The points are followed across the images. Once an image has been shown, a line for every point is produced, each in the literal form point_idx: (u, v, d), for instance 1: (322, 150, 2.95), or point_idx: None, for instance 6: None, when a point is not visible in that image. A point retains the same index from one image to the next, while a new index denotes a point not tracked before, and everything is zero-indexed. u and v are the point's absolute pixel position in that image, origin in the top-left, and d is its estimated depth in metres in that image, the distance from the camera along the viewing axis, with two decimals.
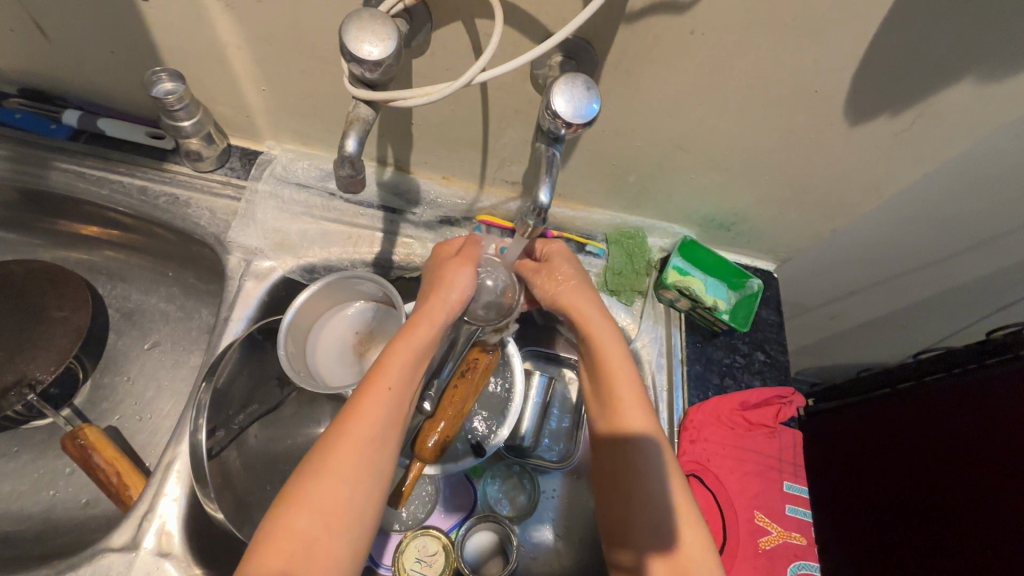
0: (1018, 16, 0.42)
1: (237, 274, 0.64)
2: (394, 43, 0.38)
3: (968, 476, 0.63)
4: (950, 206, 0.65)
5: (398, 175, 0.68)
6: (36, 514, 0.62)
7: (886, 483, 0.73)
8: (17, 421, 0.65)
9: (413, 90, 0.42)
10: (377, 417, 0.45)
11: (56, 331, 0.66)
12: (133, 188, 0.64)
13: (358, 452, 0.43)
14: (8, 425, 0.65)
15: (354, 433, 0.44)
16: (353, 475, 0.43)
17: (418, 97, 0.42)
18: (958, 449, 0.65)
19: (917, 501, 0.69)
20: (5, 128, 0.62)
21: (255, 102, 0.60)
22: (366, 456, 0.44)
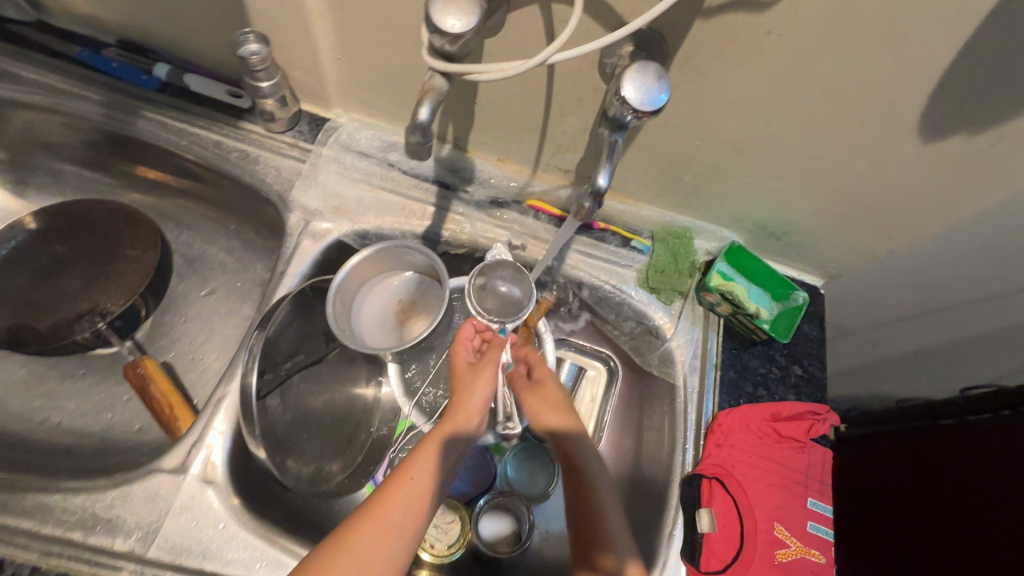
0: None
1: (296, 232, 0.66)
2: (476, 19, 0.39)
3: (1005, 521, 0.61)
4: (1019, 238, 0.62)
5: (455, 153, 0.70)
6: (95, 433, 0.67)
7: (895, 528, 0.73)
8: (85, 349, 0.69)
9: (489, 65, 0.42)
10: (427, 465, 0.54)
11: (128, 268, 0.71)
12: (209, 142, 0.67)
13: (398, 510, 0.51)
14: (74, 352, 0.69)
15: (404, 483, 0.53)
16: (405, 515, 0.51)
17: (492, 72, 0.42)
18: (980, 499, 0.64)
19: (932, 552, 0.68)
20: (100, 75, 0.65)
21: (331, 71, 0.63)
22: (384, 531, 0.49)
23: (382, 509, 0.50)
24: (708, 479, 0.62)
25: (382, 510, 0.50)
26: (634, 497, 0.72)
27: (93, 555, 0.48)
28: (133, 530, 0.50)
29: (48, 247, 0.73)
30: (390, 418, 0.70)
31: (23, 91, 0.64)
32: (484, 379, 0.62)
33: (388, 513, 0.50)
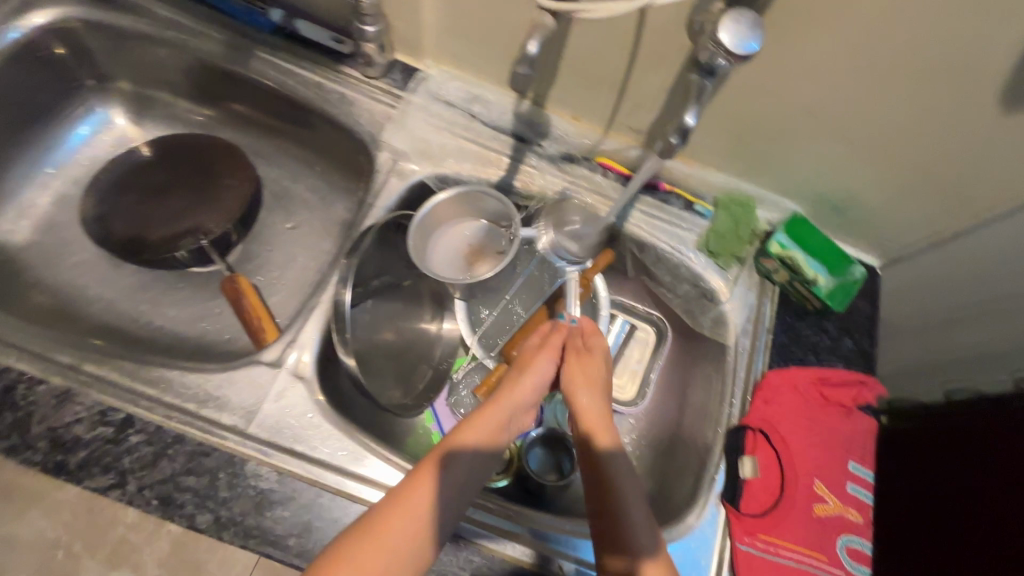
0: None
1: (384, 170, 0.72)
2: None
3: None
4: None
5: (533, 109, 0.74)
6: (191, 338, 0.74)
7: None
8: (186, 265, 0.77)
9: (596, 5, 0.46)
10: (418, 498, 0.49)
11: (227, 193, 0.79)
12: (311, 82, 0.73)
13: (420, 501, 0.49)
14: (177, 268, 0.77)
15: (391, 519, 0.47)
16: (391, 554, 0.46)
17: (600, 12, 0.46)
18: (1002, 504, 0.55)
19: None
20: (223, 17, 0.73)
21: (429, 21, 0.68)
22: (404, 516, 0.47)
23: (405, 498, 0.48)
24: (752, 431, 0.65)
25: (405, 499, 0.48)
26: (677, 451, 0.74)
27: (202, 424, 0.54)
28: (237, 408, 0.56)
29: (158, 171, 0.81)
30: (450, 354, 0.75)
31: (156, 26, 0.72)
32: (524, 386, 0.61)
33: (413, 502, 0.48)
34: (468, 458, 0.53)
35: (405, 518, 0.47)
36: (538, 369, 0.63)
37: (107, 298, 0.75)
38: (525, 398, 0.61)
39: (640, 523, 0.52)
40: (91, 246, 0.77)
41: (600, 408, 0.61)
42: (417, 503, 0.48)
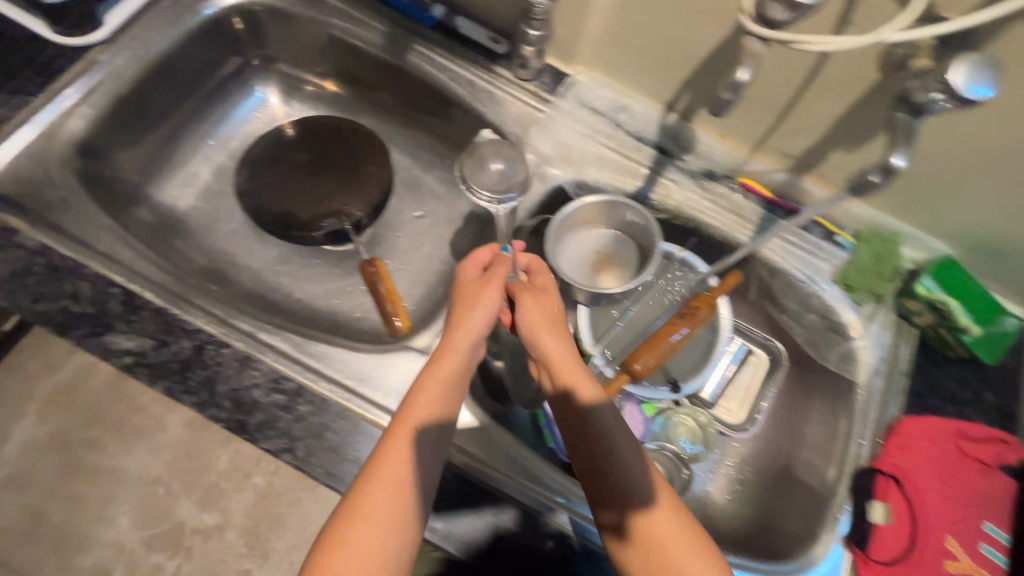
0: None
1: (527, 172, 0.74)
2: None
3: None
4: None
5: (679, 123, 0.74)
6: (325, 314, 0.79)
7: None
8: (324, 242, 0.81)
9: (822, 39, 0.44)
10: (392, 474, 0.47)
11: (370, 179, 0.83)
12: (464, 79, 0.75)
13: (393, 473, 0.47)
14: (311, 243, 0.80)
15: (369, 493, 0.46)
16: (387, 525, 0.46)
17: (827, 45, 0.44)
18: None
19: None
20: (388, 9, 0.75)
21: (592, 29, 0.68)
22: (395, 496, 0.47)
23: (385, 474, 0.47)
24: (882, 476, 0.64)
25: (386, 475, 0.47)
26: (790, 485, 0.73)
27: (361, 399, 0.58)
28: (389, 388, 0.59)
29: (304, 152, 0.85)
30: None
31: (326, 14, 0.75)
32: (472, 329, 0.56)
33: (395, 470, 0.48)
34: (424, 421, 0.50)
35: (383, 490, 0.46)
36: (473, 309, 0.56)
37: (254, 267, 0.80)
38: (464, 347, 0.55)
39: (643, 485, 0.49)
40: (242, 217, 0.82)
41: (568, 354, 0.56)
42: (400, 478, 0.48)
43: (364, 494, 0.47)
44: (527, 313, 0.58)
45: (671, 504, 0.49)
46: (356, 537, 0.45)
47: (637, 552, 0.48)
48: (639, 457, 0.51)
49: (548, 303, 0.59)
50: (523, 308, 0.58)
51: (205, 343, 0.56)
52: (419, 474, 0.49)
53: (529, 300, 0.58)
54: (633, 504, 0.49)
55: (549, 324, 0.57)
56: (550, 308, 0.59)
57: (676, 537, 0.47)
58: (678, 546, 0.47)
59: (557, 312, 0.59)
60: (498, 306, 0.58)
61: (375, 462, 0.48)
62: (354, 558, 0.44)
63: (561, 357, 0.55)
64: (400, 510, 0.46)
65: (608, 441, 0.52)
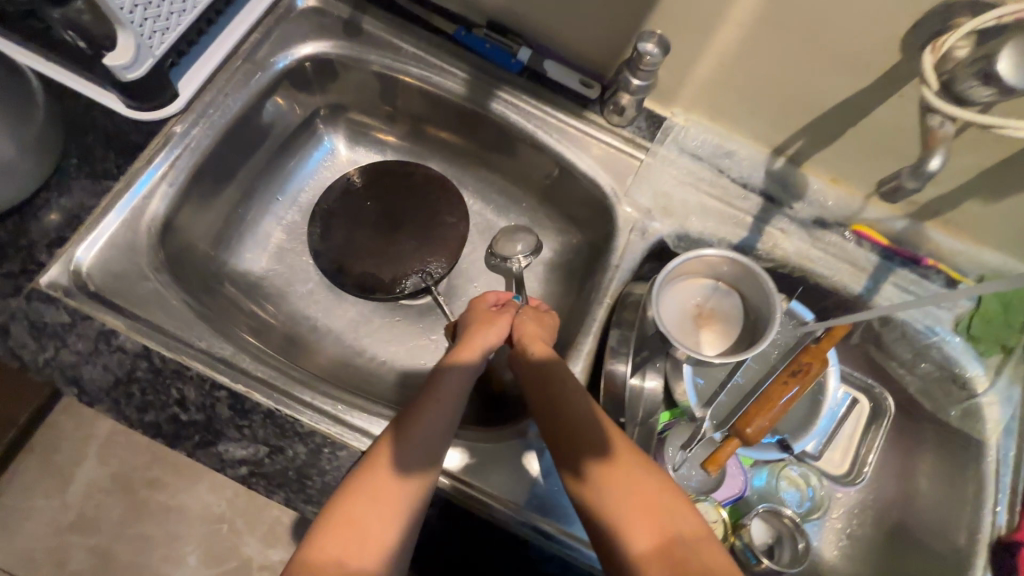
0: None
1: (626, 228, 0.69)
2: None
3: None
4: None
5: (788, 167, 0.69)
6: (412, 377, 0.75)
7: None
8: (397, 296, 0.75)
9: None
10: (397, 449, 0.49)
11: (449, 232, 0.79)
12: (553, 127, 0.70)
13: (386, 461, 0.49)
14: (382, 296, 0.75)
15: (373, 466, 0.48)
16: (381, 512, 0.46)
17: None
18: None
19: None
20: (469, 54, 0.70)
21: (701, 75, 0.63)
22: (386, 480, 0.47)
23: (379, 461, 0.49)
24: None
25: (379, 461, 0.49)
26: (912, 544, 0.69)
27: (490, 497, 0.57)
28: (513, 482, 0.58)
29: (376, 203, 0.80)
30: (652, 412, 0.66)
31: (402, 62, 0.70)
32: (478, 335, 0.60)
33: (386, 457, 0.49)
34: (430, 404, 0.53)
35: (381, 479, 0.47)
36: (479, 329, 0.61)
37: (336, 329, 0.77)
38: (472, 355, 0.58)
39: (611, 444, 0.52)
40: (318, 275, 0.78)
41: (542, 342, 0.61)
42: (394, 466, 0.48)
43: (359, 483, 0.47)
44: (524, 326, 0.62)
45: (624, 448, 0.51)
46: (361, 502, 0.46)
47: (592, 491, 0.50)
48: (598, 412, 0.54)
49: (544, 318, 0.65)
50: (537, 329, 0.62)
51: (322, 446, 0.53)
52: (425, 464, 0.49)
53: (528, 316, 0.64)
54: (599, 451, 0.51)
55: (541, 333, 0.62)
56: (544, 321, 0.64)
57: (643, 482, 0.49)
58: (683, 522, 0.47)
59: (546, 326, 0.64)
60: (503, 331, 0.61)
61: (386, 444, 0.50)
62: (363, 519, 0.45)
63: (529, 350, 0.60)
64: (399, 497, 0.47)
65: (555, 405, 0.54)
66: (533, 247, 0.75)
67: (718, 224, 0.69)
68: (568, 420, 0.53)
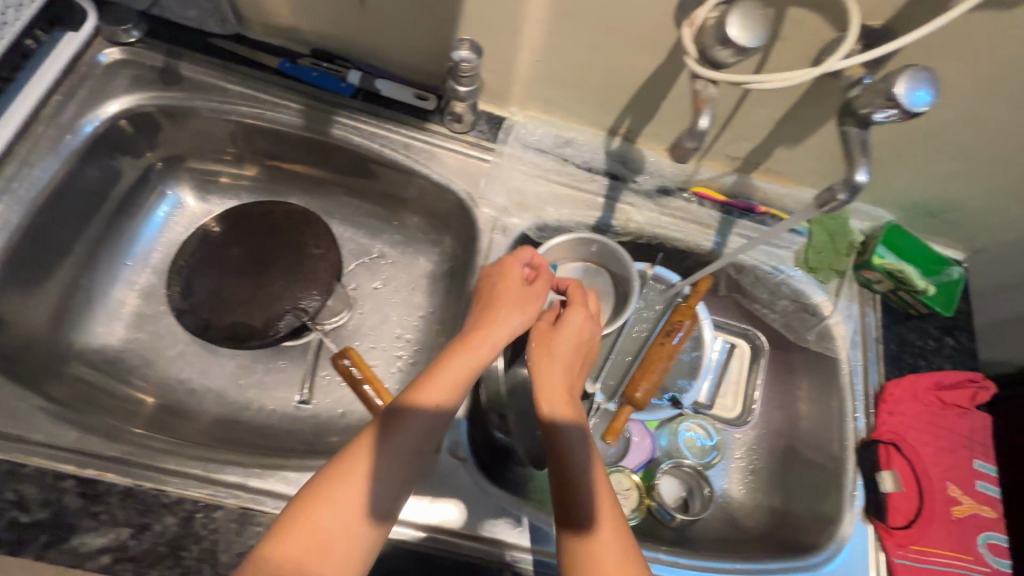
0: None
1: (487, 228, 0.70)
2: (754, 36, 0.42)
3: None
4: None
5: (625, 146, 0.73)
6: (307, 419, 0.73)
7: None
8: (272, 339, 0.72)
9: (770, 76, 0.45)
10: (382, 439, 0.45)
11: (317, 264, 0.76)
12: (399, 144, 0.71)
13: (345, 494, 0.42)
14: (254, 343, 0.71)
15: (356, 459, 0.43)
16: (322, 554, 0.40)
17: (773, 81, 0.45)
18: None
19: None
20: (299, 85, 0.69)
21: (523, 72, 0.66)
22: (342, 516, 0.41)
23: (337, 492, 0.42)
24: (884, 444, 0.67)
25: (337, 492, 0.42)
26: (800, 464, 0.76)
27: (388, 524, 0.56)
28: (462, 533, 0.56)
29: (240, 249, 0.77)
30: None
31: (230, 103, 0.68)
32: (487, 335, 0.52)
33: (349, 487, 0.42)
34: (427, 407, 0.47)
35: (335, 512, 0.41)
36: (549, 324, 0.58)
37: (214, 387, 0.73)
38: (479, 360, 0.51)
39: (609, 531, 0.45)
40: (186, 335, 0.74)
41: (559, 376, 0.54)
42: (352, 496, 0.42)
43: (308, 515, 0.40)
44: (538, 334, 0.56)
45: (621, 533, 0.45)
46: (328, 502, 0.41)
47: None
48: (598, 485, 0.47)
49: (586, 330, 0.57)
50: (557, 350, 0.55)
51: (194, 512, 0.50)
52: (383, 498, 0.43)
53: (547, 327, 0.57)
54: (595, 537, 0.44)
55: (561, 358, 0.55)
56: (578, 339, 0.57)
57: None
58: None
59: (569, 344, 0.56)
60: (513, 326, 0.54)
61: (357, 467, 0.43)
62: (326, 522, 0.40)
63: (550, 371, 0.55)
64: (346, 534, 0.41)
65: (565, 473, 0.48)
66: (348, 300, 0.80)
67: (572, 208, 0.73)
68: (571, 491, 0.47)
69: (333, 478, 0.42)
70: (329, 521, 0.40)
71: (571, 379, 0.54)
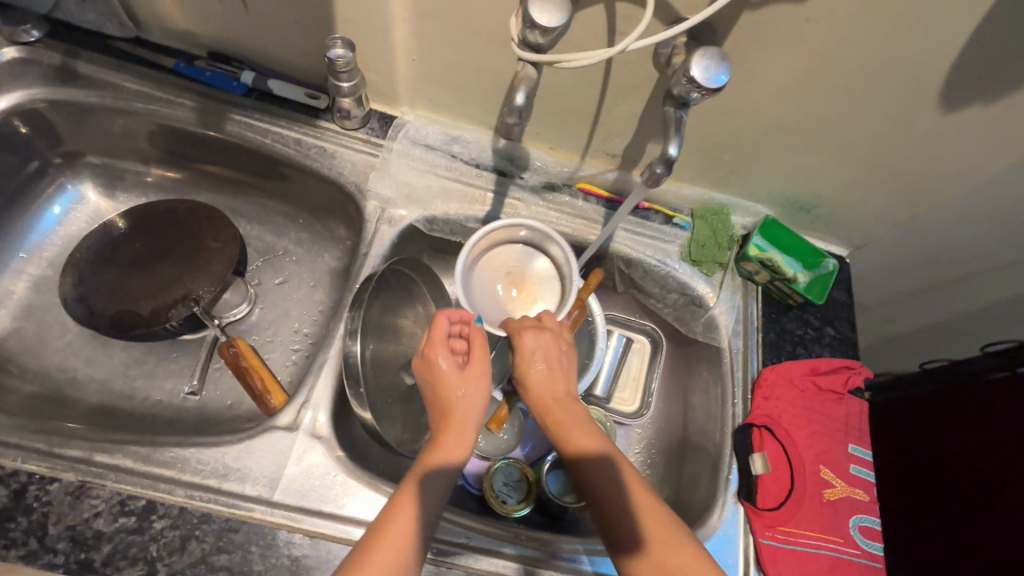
0: None
1: (374, 219, 0.73)
2: (551, 18, 0.45)
3: (998, 471, 0.73)
4: None
5: (510, 145, 0.77)
6: (193, 409, 0.73)
7: (980, 509, 0.74)
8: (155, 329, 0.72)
9: (576, 56, 0.49)
10: (398, 532, 0.47)
11: (214, 257, 0.78)
12: (290, 140, 0.74)
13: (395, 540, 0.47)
14: (139, 331, 0.71)
15: (376, 555, 0.46)
16: None
17: (580, 60, 0.49)
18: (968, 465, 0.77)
19: (1014, 517, 0.70)
20: (195, 84, 0.73)
21: (403, 72, 0.70)
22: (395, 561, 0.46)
23: (383, 544, 0.46)
24: (757, 428, 0.69)
25: (384, 544, 0.46)
26: (688, 454, 0.76)
27: (223, 498, 0.54)
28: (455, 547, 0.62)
29: (138, 243, 0.79)
30: None
31: (126, 100, 0.72)
32: (472, 376, 0.57)
33: (397, 532, 0.47)
34: (436, 460, 0.52)
35: (387, 561, 0.46)
36: (531, 361, 0.60)
37: (99, 378, 0.73)
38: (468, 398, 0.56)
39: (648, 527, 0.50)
40: (76, 326, 0.75)
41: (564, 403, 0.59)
42: (400, 542, 0.47)
43: (362, 560, 0.45)
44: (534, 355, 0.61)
45: (654, 524, 0.50)
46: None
47: None
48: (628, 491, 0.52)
49: (560, 344, 0.62)
50: (550, 368, 0.60)
51: (28, 484, 0.51)
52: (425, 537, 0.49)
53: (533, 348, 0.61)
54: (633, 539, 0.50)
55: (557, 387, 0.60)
56: (555, 353, 0.61)
57: (667, 549, 0.48)
58: None
59: (560, 370, 0.61)
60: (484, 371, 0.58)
61: (398, 515, 0.48)
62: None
63: (547, 397, 0.59)
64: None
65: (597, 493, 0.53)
66: (249, 296, 0.82)
67: (460, 202, 0.76)
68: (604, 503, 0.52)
69: (378, 530, 0.47)
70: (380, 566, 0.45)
71: (576, 404, 0.59)
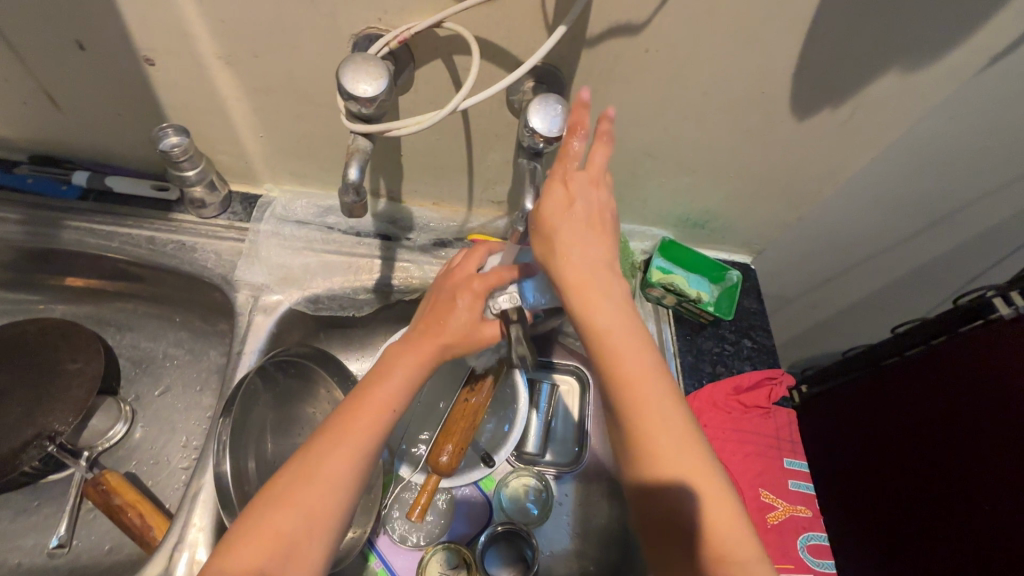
0: (913, 17, 0.49)
1: (247, 309, 0.67)
2: (369, 87, 0.42)
3: (930, 452, 0.74)
4: (889, 186, 0.74)
5: (391, 206, 0.72)
6: (62, 565, 0.63)
7: (896, 492, 0.80)
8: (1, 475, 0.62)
9: (405, 120, 0.47)
10: (351, 438, 0.47)
11: (71, 381, 0.68)
12: (140, 239, 0.67)
13: (328, 460, 0.45)
14: None
15: (325, 458, 0.46)
16: (298, 523, 0.43)
17: (410, 126, 0.47)
18: (902, 449, 0.79)
19: (954, 498, 0.71)
20: (17, 194, 0.66)
21: (255, 149, 0.64)
22: (322, 485, 0.45)
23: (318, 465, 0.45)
24: None
25: (317, 465, 0.45)
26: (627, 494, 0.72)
27: None
28: None
29: None
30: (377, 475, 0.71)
31: None
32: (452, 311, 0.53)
33: (334, 456, 0.46)
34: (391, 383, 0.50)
35: (313, 484, 0.44)
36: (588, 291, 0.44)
37: None
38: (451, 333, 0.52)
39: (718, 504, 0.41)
40: None
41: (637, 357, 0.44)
42: (334, 467, 0.45)
43: (294, 481, 0.45)
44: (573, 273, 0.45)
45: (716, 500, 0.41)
46: (305, 499, 0.44)
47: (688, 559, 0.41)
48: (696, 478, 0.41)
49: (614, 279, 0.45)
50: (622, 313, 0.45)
51: None
52: (363, 468, 0.47)
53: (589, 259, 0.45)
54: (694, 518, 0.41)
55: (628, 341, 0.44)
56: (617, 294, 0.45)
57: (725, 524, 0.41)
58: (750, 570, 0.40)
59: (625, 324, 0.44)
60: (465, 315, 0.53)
61: (340, 440, 0.46)
62: (292, 519, 0.43)
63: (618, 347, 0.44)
64: (324, 501, 0.44)
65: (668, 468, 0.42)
66: (126, 414, 0.72)
67: (344, 275, 0.71)
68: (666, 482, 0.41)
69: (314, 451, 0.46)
70: (301, 492, 0.44)
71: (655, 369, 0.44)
